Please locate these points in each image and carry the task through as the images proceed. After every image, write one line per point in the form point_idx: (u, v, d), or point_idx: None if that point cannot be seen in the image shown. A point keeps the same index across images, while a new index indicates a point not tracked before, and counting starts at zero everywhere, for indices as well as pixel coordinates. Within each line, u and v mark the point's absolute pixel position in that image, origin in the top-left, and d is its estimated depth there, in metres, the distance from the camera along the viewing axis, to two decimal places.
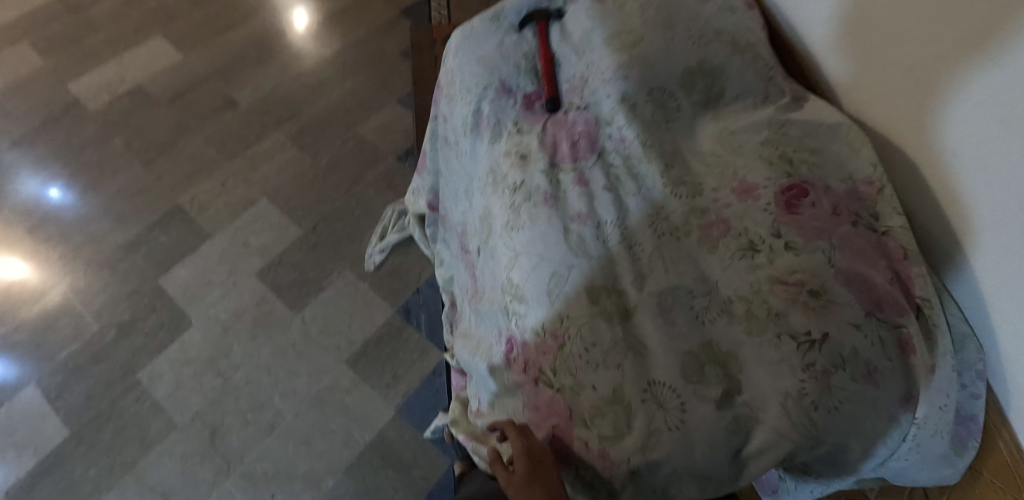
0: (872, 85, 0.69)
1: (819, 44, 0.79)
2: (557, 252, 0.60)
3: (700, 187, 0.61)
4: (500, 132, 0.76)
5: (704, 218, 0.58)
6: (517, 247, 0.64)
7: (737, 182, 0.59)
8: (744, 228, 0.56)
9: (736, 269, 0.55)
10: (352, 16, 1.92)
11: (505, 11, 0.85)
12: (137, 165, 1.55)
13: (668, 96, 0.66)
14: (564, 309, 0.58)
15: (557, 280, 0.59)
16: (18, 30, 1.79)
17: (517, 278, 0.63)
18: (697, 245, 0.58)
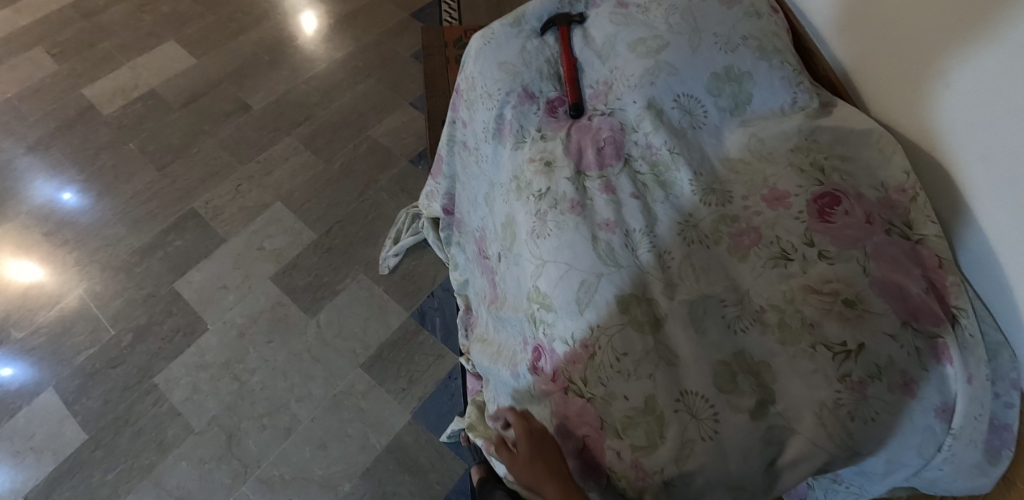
0: (883, 74, 0.72)
1: (830, 34, 0.81)
2: (586, 260, 0.60)
3: (730, 195, 0.61)
4: (523, 138, 0.75)
5: (735, 226, 0.58)
6: (544, 255, 0.64)
7: (768, 189, 0.59)
8: (776, 237, 0.56)
9: (769, 279, 0.55)
10: (363, 19, 1.92)
11: (526, 15, 0.84)
12: (151, 169, 1.55)
13: (696, 103, 0.66)
14: (594, 318, 0.57)
15: (587, 289, 0.58)
16: (33, 35, 1.80)
17: (544, 286, 0.62)
18: (729, 253, 0.57)
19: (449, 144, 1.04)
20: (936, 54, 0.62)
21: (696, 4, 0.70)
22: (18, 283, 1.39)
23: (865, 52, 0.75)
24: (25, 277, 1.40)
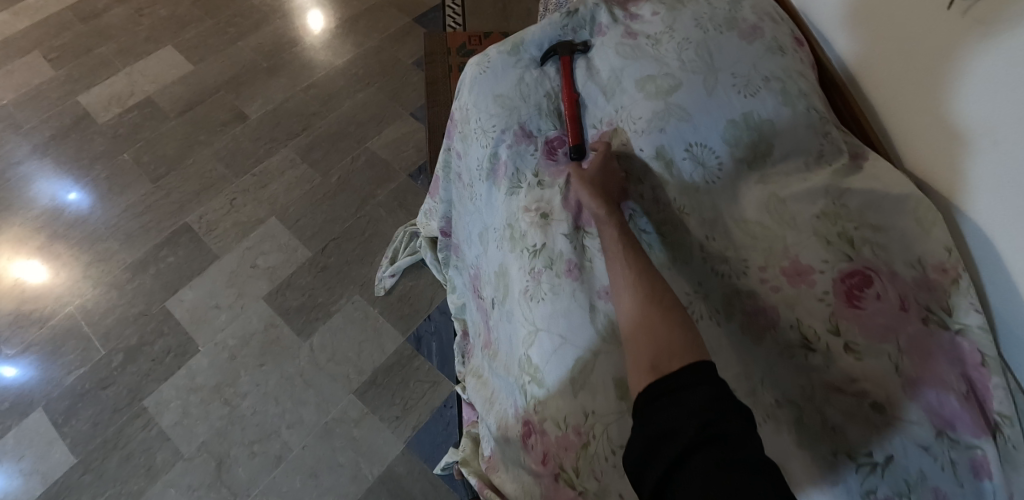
0: (882, 68, 0.67)
1: (830, 22, 0.76)
2: (583, 335, 0.54)
3: (745, 264, 0.55)
4: (519, 182, 0.69)
5: (752, 303, 0.54)
6: (537, 321, 0.58)
7: (789, 262, 0.53)
8: (796, 321, 0.51)
9: (786, 369, 0.51)
10: (365, 23, 1.86)
11: (525, 42, 0.77)
12: (146, 181, 1.52)
13: (709, 152, 0.59)
14: (590, 403, 0.53)
15: (582, 368, 0.54)
16: (31, 39, 1.77)
17: (537, 357, 0.58)
18: (743, 333, 0.54)
19: (445, 171, 0.98)
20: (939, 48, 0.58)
21: (712, 37, 0.64)
22: (21, 279, 1.38)
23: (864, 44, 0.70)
24: (23, 285, 1.38)
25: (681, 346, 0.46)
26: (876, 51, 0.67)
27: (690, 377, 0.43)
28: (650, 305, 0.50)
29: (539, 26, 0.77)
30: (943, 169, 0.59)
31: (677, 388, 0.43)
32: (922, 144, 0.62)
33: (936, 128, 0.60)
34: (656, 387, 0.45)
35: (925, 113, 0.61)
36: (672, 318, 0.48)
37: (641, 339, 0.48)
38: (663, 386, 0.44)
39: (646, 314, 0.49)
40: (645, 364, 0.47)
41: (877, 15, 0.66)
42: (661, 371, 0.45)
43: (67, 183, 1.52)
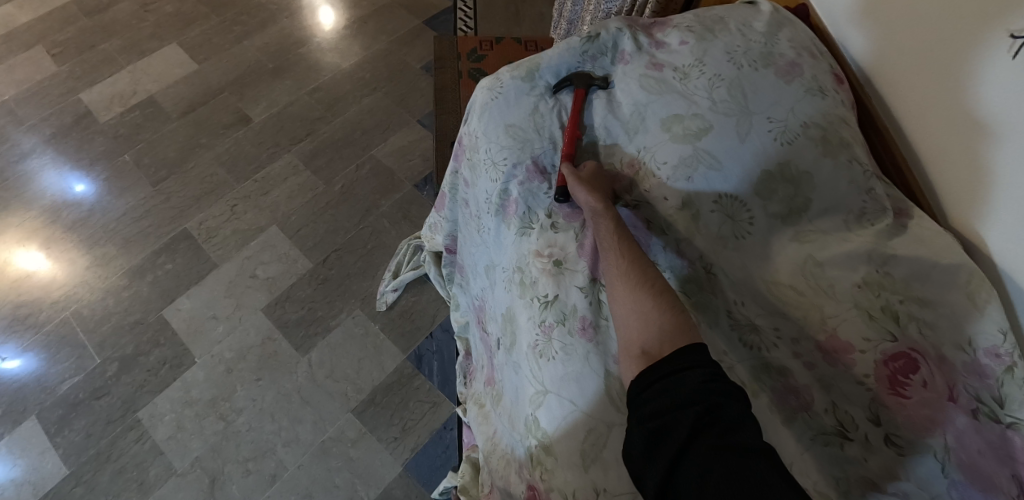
0: (900, 67, 0.65)
1: (846, 16, 0.73)
2: (596, 402, 0.51)
3: (777, 334, 0.54)
4: (530, 222, 0.66)
5: (784, 380, 0.52)
6: (545, 381, 0.55)
7: (827, 336, 0.51)
8: (833, 405, 0.50)
9: (817, 457, 0.48)
10: (374, 24, 1.81)
11: (541, 68, 0.72)
12: (145, 184, 1.48)
13: (740, 206, 0.57)
14: (602, 480, 0.49)
15: (594, 439, 0.50)
16: (34, 33, 1.74)
17: (544, 420, 0.54)
18: (774, 412, 0.51)
19: (452, 194, 0.94)
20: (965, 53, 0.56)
21: (746, 74, 0.61)
22: (29, 269, 1.37)
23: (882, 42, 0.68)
24: (21, 285, 1.35)
25: (669, 331, 0.49)
26: (896, 51, 0.65)
27: (679, 362, 0.46)
28: (639, 292, 0.52)
29: (556, 50, 0.72)
30: (963, 161, 0.57)
31: (670, 377, 0.46)
32: (939, 136, 0.60)
33: (952, 133, 0.58)
34: (651, 376, 0.46)
35: (942, 104, 0.59)
36: (662, 305, 0.51)
37: (633, 326, 0.51)
38: (657, 374, 0.46)
39: (638, 303, 0.51)
40: (636, 350, 0.49)
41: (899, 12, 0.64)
42: (652, 357, 0.48)
43: (73, 175, 1.49)
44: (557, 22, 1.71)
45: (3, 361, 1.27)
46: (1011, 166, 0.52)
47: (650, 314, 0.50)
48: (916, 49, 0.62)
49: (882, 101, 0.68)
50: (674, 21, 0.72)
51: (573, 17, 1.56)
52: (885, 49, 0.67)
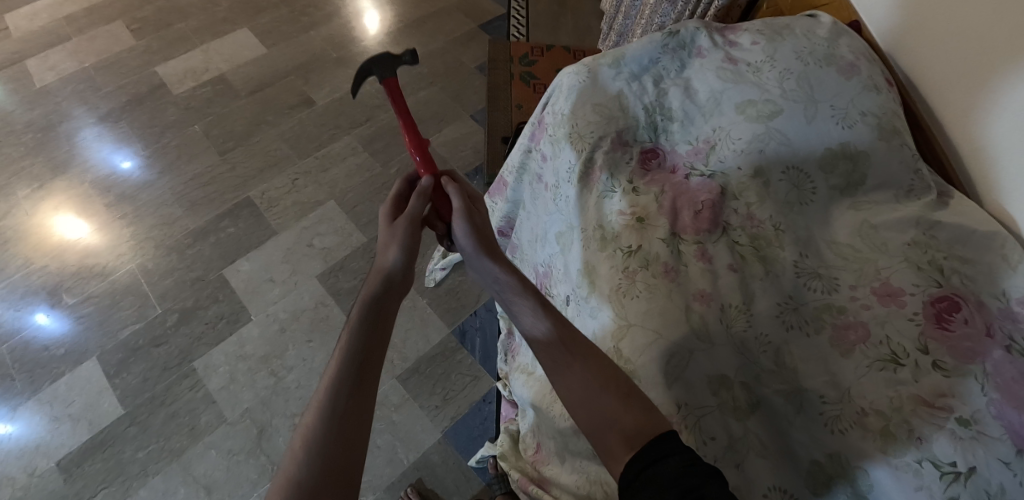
0: (926, 51, 0.77)
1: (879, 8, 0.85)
2: (676, 332, 0.62)
3: (836, 281, 0.61)
4: (612, 187, 0.77)
5: (841, 318, 0.58)
6: (629, 315, 0.66)
7: (880, 283, 0.59)
8: (886, 338, 0.55)
9: (875, 381, 0.54)
10: (431, 25, 1.93)
11: (626, 57, 0.84)
12: (212, 153, 1.58)
13: (805, 177, 0.67)
14: (682, 396, 0.59)
15: (677, 361, 0.61)
16: (116, 9, 1.87)
17: (627, 349, 0.65)
18: (833, 346, 0.57)
19: (519, 172, 1.03)
20: (980, 39, 0.68)
21: (813, 70, 0.71)
22: (79, 235, 1.44)
23: (908, 29, 0.80)
24: (92, 237, 1.44)
25: (642, 426, 0.52)
26: (923, 38, 0.77)
27: (659, 450, 0.49)
28: (594, 383, 0.56)
29: (640, 44, 0.84)
30: (978, 128, 0.69)
31: (654, 465, 0.49)
32: (960, 109, 0.72)
33: (969, 105, 0.70)
34: (640, 462, 0.49)
35: (963, 84, 0.71)
36: (627, 396, 0.55)
37: (607, 423, 0.53)
38: (641, 464, 0.49)
39: (601, 396, 0.55)
40: (617, 440, 0.52)
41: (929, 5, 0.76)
42: (632, 447, 0.51)
43: (117, 152, 1.58)
44: (605, 35, 1.85)
45: (57, 315, 1.34)
46: (1016, 130, 0.64)
47: (617, 407, 0.54)
48: (942, 39, 0.74)
49: (910, 79, 0.80)
50: (744, 25, 0.82)
51: (623, 30, 1.69)
52: (911, 34, 0.80)
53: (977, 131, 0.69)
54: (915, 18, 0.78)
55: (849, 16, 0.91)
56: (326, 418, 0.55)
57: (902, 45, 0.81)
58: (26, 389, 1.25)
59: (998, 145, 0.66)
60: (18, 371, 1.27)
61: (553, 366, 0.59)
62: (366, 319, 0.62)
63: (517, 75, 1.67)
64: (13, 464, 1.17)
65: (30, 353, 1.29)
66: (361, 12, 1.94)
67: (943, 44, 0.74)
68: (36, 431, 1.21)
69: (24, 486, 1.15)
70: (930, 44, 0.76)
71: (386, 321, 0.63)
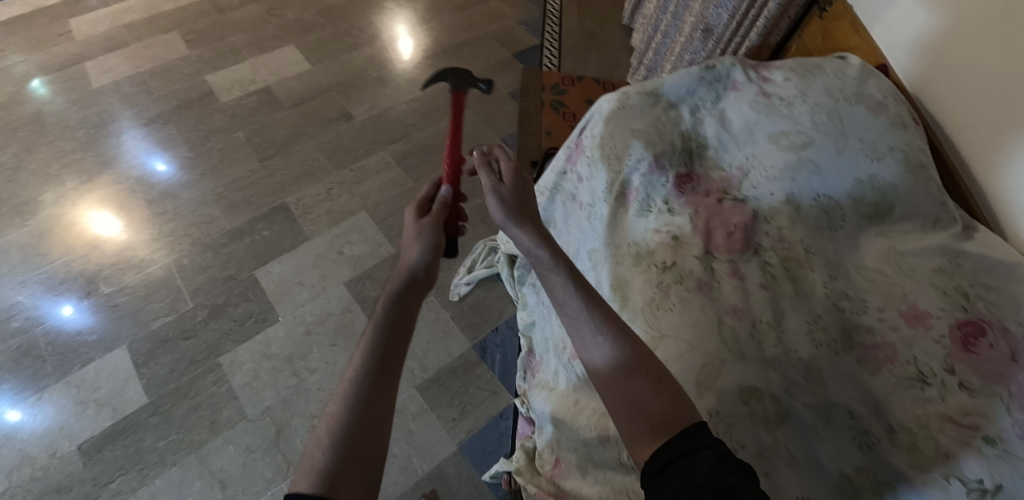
0: (944, 86, 0.84)
1: (903, 47, 0.93)
2: (710, 343, 0.68)
3: (865, 303, 0.66)
4: (648, 207, 0.83)
5: (870, 337, 0.63)
6: (662, 327, 0.72)
7: (907, 306, 0.63)
8: (913, 358, 0.60)
9: (903, 399, 0.58)
10: (468, 51, 2.02)
11: (664, 88, 0.90)
12: (254, 159, 1.65)
13: (835, 205, 0.72)
14: (715, 404, 0.64)
15: (709, 371, 0.66)
16: (173, 21, 1.99)
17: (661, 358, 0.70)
18: (860, 364, 0.62)
19: (551, 192, 1.07)
20: (995, 76, 0.75)
21: (843, 107, 0.76)
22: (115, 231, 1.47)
23: (928, 66, 0.87)
24: (134, 230, 1.48)
25: (671, 414, 0.54)
26: (942, 75, 0.84)
27: (692, 441, 0.51)
28: (625, 366, 0.58)
29: (678, 76, 0.90)
30: (990, 156, 0.75)
31: (687, 458, 0.50)
32: (974, 139, 0.78)
33: (981, 135, 0.77)
34: (669, 453, 0.51)
35: (977, 116, 0.78)
36: (656, 381, 0.57)
37: (635, 408, 0.56)
38: (675, 454, 0.51)
39: (629, 379, 0.57)
40: (644, 427, 0.54)
41: (949, 45, 0.83)
42: (660, 434, 0.53)
43: (153, 155, 1.64)
44: (634, 69, 1.93)
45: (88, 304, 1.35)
46: None
47: (646, 391, 0.56)
48: (960, 76, 0.81)
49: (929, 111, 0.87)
50: (778, 63, 0.86)
51: (653, 65, 1.78)
52: (931, 71, 0.87)
53: (989, 159, 0.76)
54: (936, 57, 0.86)
55: (877, 61, 0.98)
56: (349, 404, 0.57)
57: (921, 81, 0.88)
58: (55, 371, 1.25)
59: (1014, 187, 0.72)
60: (49, 354, 1.27)
61: (584, 344, 0.61)
62: (387, 315, 0.64)
63: (548, 103, 1.77)
64: (35, 443, 1.16)
65: (62, 338, 1.29)
66: (395, 38, 2.04)
67: (961, 80, 0.81)
68: (62, 413, 1.20)
69: (44, 467, 1.14)
70: (948, 80, 0.83)
71: (407, 312, 0.65)
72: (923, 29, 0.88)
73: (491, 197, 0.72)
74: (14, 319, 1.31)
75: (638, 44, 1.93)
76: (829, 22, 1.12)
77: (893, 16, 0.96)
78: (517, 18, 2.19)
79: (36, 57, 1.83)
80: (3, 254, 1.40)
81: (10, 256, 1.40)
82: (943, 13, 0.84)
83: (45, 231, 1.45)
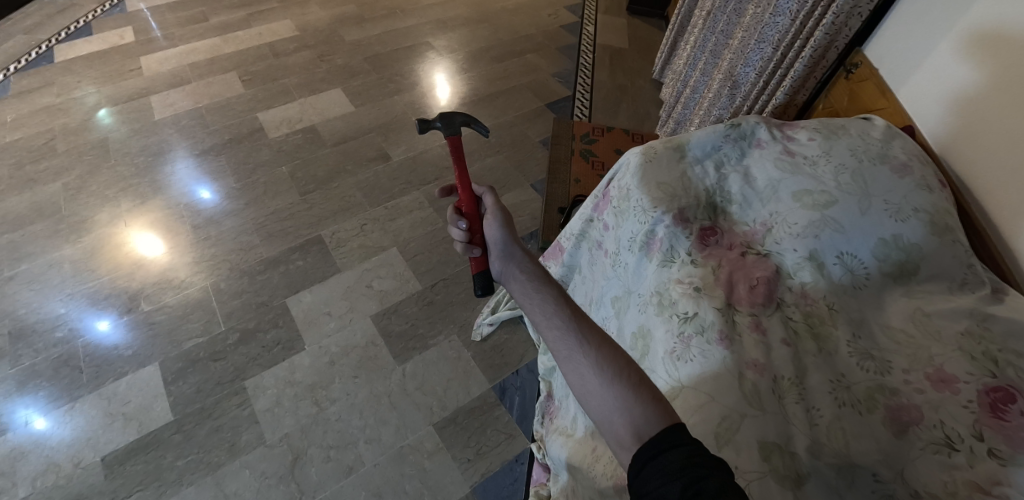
0: (970, 144, 0.89)
1: (926, 105, 0.99)
2: (730, 396, 0.67)
3: (889, 364, 0.69)
4: (671, 257, 0.84)
5: (894, 399, 0.66)
6: (681, 377, 0.72)
7: (933, 369, 0.66)
8: (941, 422, 0.62)
9: (930, 464, 0.60)
10: (503, 100, 2.11)
11: (691, 143, 0.93)
12: (295, 193, 1.73)
13: (857, 262, 0.76)
14: (733, 458, 0.63)
15: (727, 424, 0.65)
16: (232, 62, 2.15)
17: (679, 407, 0.70)
18: (885, 425, 0.64)
19: (577, 239, 1.09)
20: None
21: (867, 168, 0.80)
22: (157, 253, 1.55)
23: (954, 125, 0.92)
24: (177, 252, 1.55)
25: (651, 419, 0.55)
26: (969, 134, 0.89)
27: (664, 441, 0.52)
28: (606, 372, 0.58)
29: (704, 132, 0.93)
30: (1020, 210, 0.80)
31: (654, 461, 0.51)
32: (1003, 194, 0.83)
33: (1013, 190, 0.81)
34: (644, 454, 0.52)
35: (1007, 172, 0.82)
36: (636, 386, 0.57)
37: (615, 412, 0.56)
38: (650, 454, 0.52)
39: (610, 386, 0.57)
40: (626, 432, 0.55)
41: (978, 105, 0.89)
42: (640, 437, 0.54)
43: (201, 184, 1.73)
44: (664, 122, 1.98)
45: (124, 322, 1.40)
46: None
47: (627, 396, 0.56)
48: (989, 133, 0.86)
49: (952, 167, 0.92)
50: (802, 122, 0.90)
51: (681, 118, 1.81)
52: (956, 130, 0.92)
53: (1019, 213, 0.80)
54: (962, 117, 0.91)
55: (903, 121, 1.02)
56: None
57: (945, 139, 0.94)
58: (89, 382, 1.30)
59: None
60: (86, 365, 1.32)
61: (567, 354, 0.60)
62: None
63: (578, 151, 1.85)
64: (62, 451, 1.20)
65: (100, 351, 1.35)
66: (434, 85, 2.15)
67: (990, 137, 0.86)
68: (90, 423, 1.24)
69: (67, 475, 1.17)
70: (975, 137, 0.88)
71: None
72: (951, 90, 0.94)
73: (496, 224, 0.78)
74: (58, 330, 1.37)
75: (668, 98, 1.99)
76: (856, 83, 1.15)
77: (919, 77, 1.01)
78: (551, 70, 2.29)
79: (107, 89, 1.99)
80: (56, 268, 1.49)
81: (62, 269, 1.49)
82: (973, 75, 0.90)
83: (96, 249, 1.53)
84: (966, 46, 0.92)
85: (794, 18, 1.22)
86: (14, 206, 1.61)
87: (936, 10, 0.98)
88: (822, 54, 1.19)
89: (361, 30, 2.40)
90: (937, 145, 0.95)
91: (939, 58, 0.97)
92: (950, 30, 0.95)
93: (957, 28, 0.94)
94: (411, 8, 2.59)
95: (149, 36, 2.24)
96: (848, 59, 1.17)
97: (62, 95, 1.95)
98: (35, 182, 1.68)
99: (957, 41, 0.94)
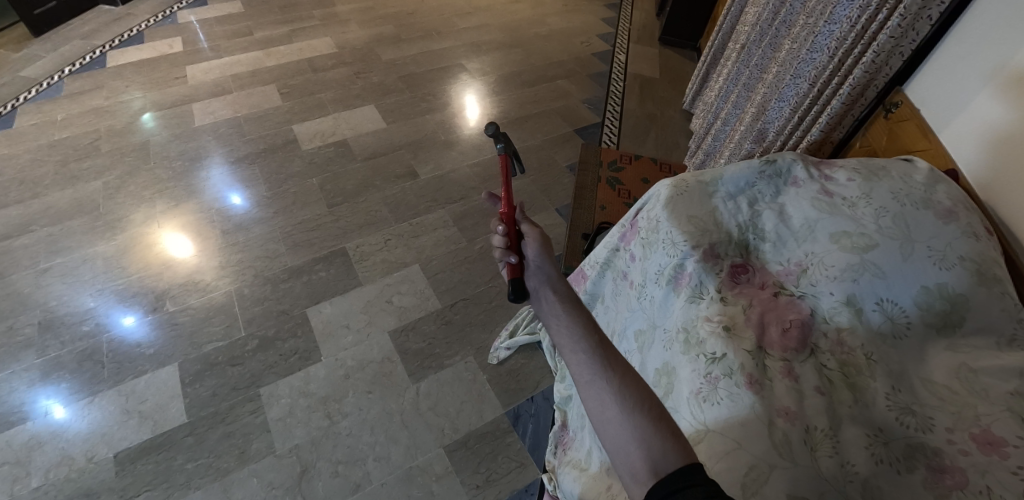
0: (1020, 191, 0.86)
1: (971, 147, 0.96)
2: (760, 445, 0.64)
3: (932, 421, 0.66)
4: (700, 293, 0.82)
5: (937, 459, 0.63)
6: (707, 420, 0.69)
7: (980, 430, 0.64)
8: (987, 488, 0.60)
9: None
10: (532, 124, 2.12)
11: (724, 178, 0.92)
12: (323, 204, 1.75)
13: (898, 310, 0.73)
14: None
15: (756, 474, 0.63)
16: (273, 75, 2.22)
17: (703, 453, 0.67)
18: (926, 486, 0.62)
19: (602, 267, 1.07)
20: None
21: (909, 211, 0.77)
22: (184, 256, 1.57)
23: (1002, 170, 0.89)
24: (206, 256, 1.58)
25: (670, 455, 0.54)
26: (1017, 180, 0.86)
27: (679, 480, 0.51)
28: (627, 402, 0.57)
29: (738, 168, 0.92)
30: None
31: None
32: None
33: None
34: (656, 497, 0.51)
35: None
36: (656, 421, 0.56)
37: (633, 444, 0.54)
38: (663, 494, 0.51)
39: (630, 418, 0.56)
40: (643, 465, 0.53)
41: None
42: (656, 473, 0.53)
43: (233, 190, 1.77)
44: (693, 153, 1.96)
45: (144, 323, 1.42)
46: None
47: (646, 428, 0.55)
48: None
49: (999, 212, 0.88)
50: (840, 161, 0.89)
51: (711, 149, 1.79)
52: (1004, 174, 0.89)
53: None
54: (1010, 161, 0.88)
55: (945, 164, 0.99)
56: None
57: (991, 183, 0.91)
58: (109, 378, 1.31)
59: None
60: (108, 360, 1.34)
61: (590, 379, 0.58)
62: None
63: (605, 178, 1.84)
64: (77, 444, 1.21)
65: (123, 347, 1.37)
66: (464, 106, 2.18)
67: None
68: (106, 418, 1.25)
69: (80, 469, 1.18)
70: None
71: None
72: (999, 136, 0.91)
73: (534, 245, 0.73)
74: (85, 323, 1.40)
75: (697, 130, 1.97)
76: (895, 123, 1.12)
77: (963, 121, 0.98)
78: (582, 97, 2.30)
79: (153, 95, 2.06)
80: (89, 263, 1.52)
81: (95, 265, 1.52)
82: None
83: (129, 248, 1.57)
84: (1016, 90, 0.89)
85: (832, 55, 1.20)
86: (55, 201, 1.66)
87: (983, 53, 0.96)
88: (860, 92, 1.16)
89: (398, 49, 2.46)
90: (982, 191, 0.92)
91: (987, 101, 0.94)
92: (1000, 74, 0.92)
93: (1006, 72, 0.91)
94: (448, 31, 2.64)
95: (196, 47, 2.32)
96: (887, 99, 1.15)
97: (111, 98, 2.03)
98: (77, 179, 1.73)
99: (1006, 84, 0.91)
